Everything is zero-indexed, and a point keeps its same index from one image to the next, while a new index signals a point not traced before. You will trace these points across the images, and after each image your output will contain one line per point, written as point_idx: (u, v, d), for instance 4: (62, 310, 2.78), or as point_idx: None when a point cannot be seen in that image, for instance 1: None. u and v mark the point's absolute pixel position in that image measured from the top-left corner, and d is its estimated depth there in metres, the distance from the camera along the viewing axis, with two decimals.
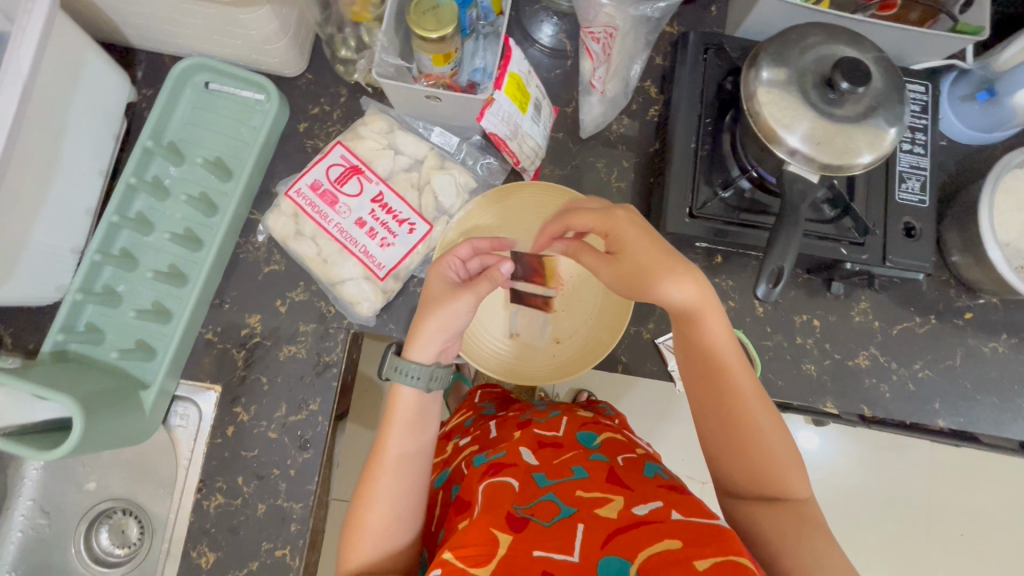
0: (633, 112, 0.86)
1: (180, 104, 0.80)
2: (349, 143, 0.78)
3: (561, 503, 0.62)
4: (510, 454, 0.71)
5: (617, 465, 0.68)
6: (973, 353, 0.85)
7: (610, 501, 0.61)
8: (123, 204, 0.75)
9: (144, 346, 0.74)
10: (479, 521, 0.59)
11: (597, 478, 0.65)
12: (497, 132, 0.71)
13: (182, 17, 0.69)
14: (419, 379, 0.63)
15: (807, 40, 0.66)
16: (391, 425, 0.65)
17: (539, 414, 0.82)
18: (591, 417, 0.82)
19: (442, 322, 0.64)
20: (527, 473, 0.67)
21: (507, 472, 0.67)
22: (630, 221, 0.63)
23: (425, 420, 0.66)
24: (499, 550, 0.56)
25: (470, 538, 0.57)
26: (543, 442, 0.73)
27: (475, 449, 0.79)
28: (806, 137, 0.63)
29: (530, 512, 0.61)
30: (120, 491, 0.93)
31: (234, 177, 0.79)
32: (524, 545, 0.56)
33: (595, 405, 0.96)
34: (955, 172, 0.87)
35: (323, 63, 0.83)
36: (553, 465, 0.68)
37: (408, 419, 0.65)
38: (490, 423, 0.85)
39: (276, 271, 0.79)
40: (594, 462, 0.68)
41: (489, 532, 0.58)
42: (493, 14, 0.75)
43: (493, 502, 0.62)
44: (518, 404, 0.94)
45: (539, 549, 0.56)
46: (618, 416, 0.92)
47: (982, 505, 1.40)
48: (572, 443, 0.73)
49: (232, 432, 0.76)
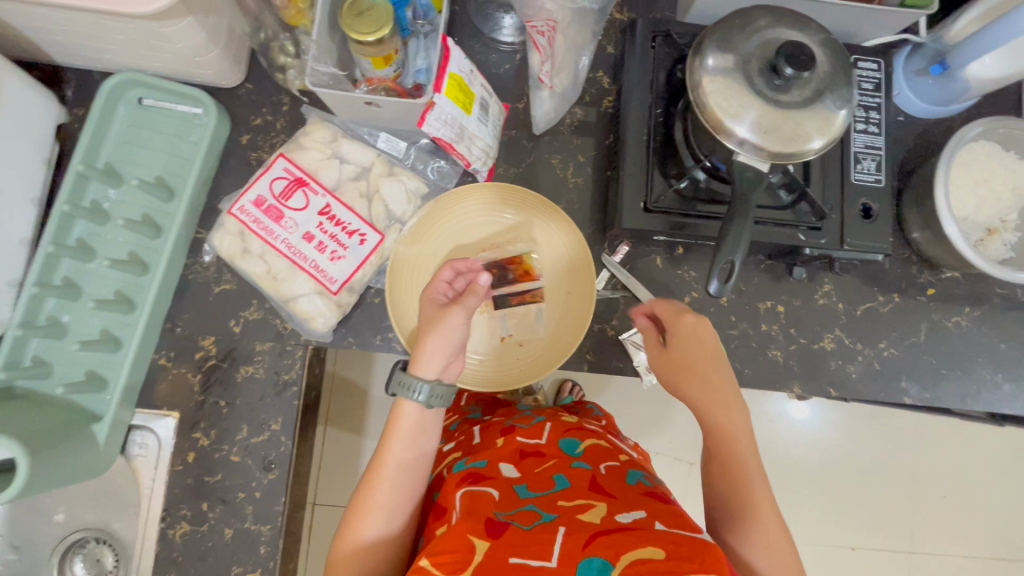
0: (587, 104, 0.84)
1: (113, 122, 0.76)
2: (292, 154, 0.75)
3: (542, 511, 0.61)
4: (490, 466, 0.70)
5: (600, 473, 0.67)
6: (937, 328, 0.85)
7: (593, 506, 0.60)
8: (60, 232, 0.72)
9: (95, 377, 0.72)
10: (457, 528, 0.59)
11: (578, 487, 0.64)
12: (442, 136, 0.69)
13: (102, 33, 0.66)
14: (422, 395, 0.64)
15: (752, 24, 0.64)
16: (392, 436, 0.65)
17: (523, 420, 0.81)
18: (574, 422, 0.82)
19: (437, 339, 0.64)
20: (508, 486, 0.67)
21: (487, 483, 0.66)
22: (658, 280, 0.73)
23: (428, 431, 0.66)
24: (475, 557, 0.55)
25: (447, 545, 0.57)
26: (525, 452, 0.73)
27: (458, 455, 0.77)
28: (754, 125, 0.61)
29: (511, 518, 0.60)
30: (91, 520, 0.92)
31: (177, 196, 0.77)
32: (501, 551, 0.55)
33: (582, 407, 0.98)
34: (914, 147, 0.86)
35: (262, 71, 0.79)
36: (534, 476, 0.68)
37: (410, 432, 0.65)
38: (474, 427, 0.84)
39: (227, 290, 0.77)
40: (575, 470, 0.68)
41: (467, 539, 0.57)
42: (433, 12, 0.73)
43: (472, 509, 0.62)
44: (506, 406, 0.93)
45: (515, 555, 0.54)
46: (605, 417, 0.94)
47: (960, 468, 1.43)
48: (554, 451, 0.72)
49: (194, 458, 0.74)
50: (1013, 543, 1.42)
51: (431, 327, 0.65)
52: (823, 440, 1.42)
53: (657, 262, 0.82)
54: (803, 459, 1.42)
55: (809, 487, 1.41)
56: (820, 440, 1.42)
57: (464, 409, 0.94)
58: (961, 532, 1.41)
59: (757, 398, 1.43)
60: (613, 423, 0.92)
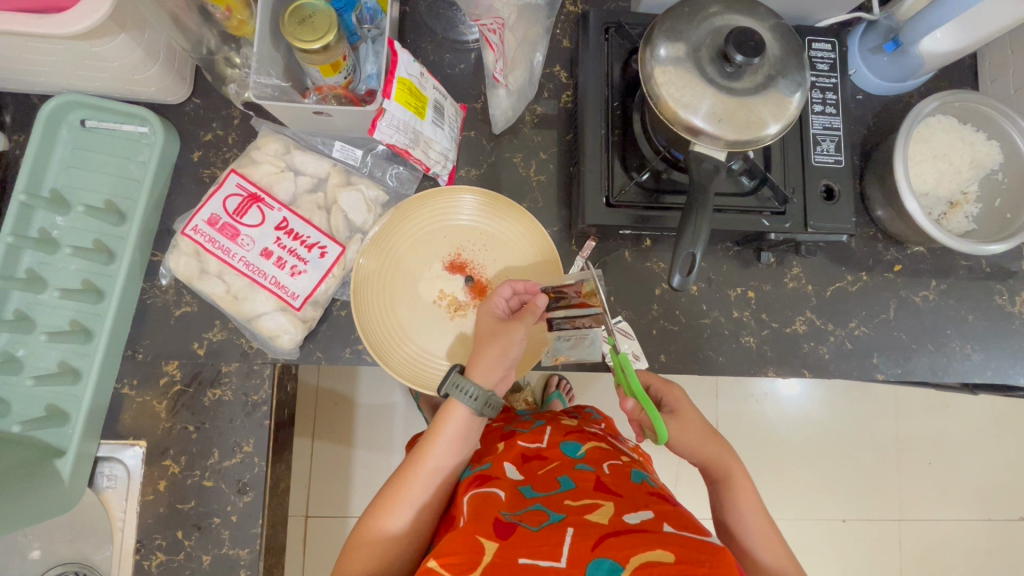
0: (545, 101, 0.83)
1: (56, 147, 0.74)
2: (244, 169, 0.73)
3: (549, 511, 0.60)
4: (495, 467, 0.70)
5: (604, 473, 0.66)
6: (905, 304, 0.85)
7: (600, 507, 0.59)
8: (8, 264, 0.70)
9: (55, 412, 0.70)
10: (465, 529, 0.59)
11: (584, 488, 0.63)
12: (396, 142, 0.67)
13: (33, 56, 0.63)
14: (474, 400, 0.67)
15: (701, 11, 0.63)
16: (434, 440, 0.68)
17: (523, 425, 0.81)
18: (575, 426, 0.81)
19: (500, 349, 0.68)
20: (513, 486, 0.66)
21: (493, 484, 0.66)
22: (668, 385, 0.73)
23: (469, 436, 0.69)
24: (482, 558, 0.54)
25: (455, 546, 0.56)
26: (528, 456, 0.72)
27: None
28: (709, 114, 0.61)
29: (519, 518, 0.60)
30: (66, 554, 0.90)
31: (129, 219, 0.74)
32: (510, 551, 0.54)
33: (581, 411, 0.94)
34: (873, 125, 0.86)
35: (210, 85, 0.77)
36: (539, 477, 0.67)
37: (453, 437, 0.68)
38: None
39: (188, 313, 0.75)
40: (580, 472, 0.66)
41: (474, 541, 0.57)
42: (381, 14, 0.72)
43: (479, 511, 0.62)
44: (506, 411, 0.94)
45: (525, 555, 0.53)
46: (604, 420, 0.92)
47: (941, 436, 1.45)
48: (557, 454, 0.72)
49: (165, 486, 0.72)
50: (997, 505, 1.45)
51: (493, 339, 0.69)
52: (809, 417, 1.44)
53: (625, 255, 0.82)
54: (792, 438, 1.43)
55: (798, 464, 1.42)
56: (807, 417, 1.43)
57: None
58: (948, 498, 1.44)
59: (742, 381, 1.44)
60: (612, 428, 0.89)
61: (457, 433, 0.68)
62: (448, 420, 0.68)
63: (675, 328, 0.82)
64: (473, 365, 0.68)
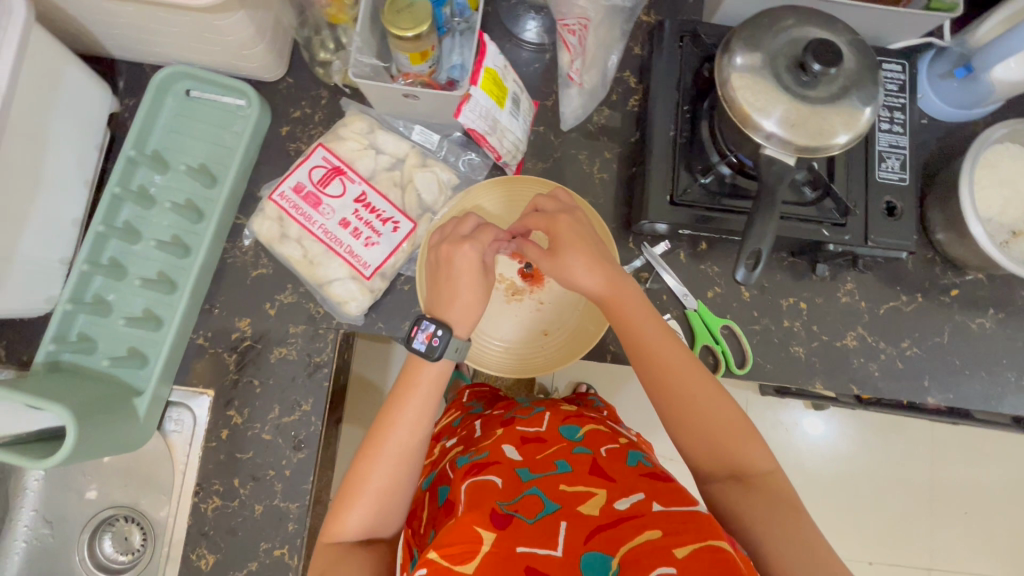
0: (614, 103, 0.86)
1: (161, 112, 0.80)
2: (330, 144, 0.79)
3: (545, 499, 0.61)
4: (493, 453, 0.69)
5: (601, 456, 0.67)
6: (960, 329, 0.85)
7: (592, 496, 0.61)
8: (109, 215, 0.76)
9: (136, 354, 0.75)
10: (464, 518, 0.58)
11: (579, 472, 0.65)
12: (476, 127, 0.72)
13: (159, 27, 0.70)
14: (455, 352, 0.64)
15: (779, 23, 0.66)
16: (409, 389, 0.65)
17: (523, 411, 0.80)
18: (573, 410, 0.81)
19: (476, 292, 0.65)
20: (511, 470, 0.66)
21: (491, 470, 0.66)
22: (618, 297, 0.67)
23: (429, 408, 0.65)
24: (482, 547, 0.55)
25: (454, 536, 0.56)
26: (526, 438, 0.72)
27: (460, 449, 0.79)
28: (781, 120, 0.63)
29: (514, 509, 0.60)
30: (121, 498, 0.95)
31: (218, 182, 0.80)
32: (508, 542, 0.56)
33: (584, 399, 0.98)
34: (937, 149, 0.87)
35: (303, 66, 0.83)
36: (536, 460, 0.68)
37: (426, 383, 0.65)
38: (475, 422, 0.85)
39: (264, 274, 0.80)
40: (578, 456, 0.67)
41: (473, 530, 0.57)
42: (469, 10, 0.76)
43: (476, 499, 0.61)
44: (505, 400, 0.95)
45: (522, 545, 0.56)
46: (607, 407, 0.96)
47: (981, 480, 1.40)
48: (556, 437, 0.72)
49: (227, 435, 0.76)
50: None
51: (465, 277, 0.65)
52: (838, 452, 1.41)
53: (681, 257, 0.84)
54: (821, 468, 1.41)
55: (826, 495, 1.39)
56: (838, 449, 1.41)
57: (466, 404, 0.94)
58: (985, 546, 1.39)
59: (773, 406, 1.42)
60: (615, 416, 0.92)
61: (417, 407, 0.65)
62: (419, 376, 0.65)
63: (724, 331, 0.84)
64: (439, 305, 0.65)
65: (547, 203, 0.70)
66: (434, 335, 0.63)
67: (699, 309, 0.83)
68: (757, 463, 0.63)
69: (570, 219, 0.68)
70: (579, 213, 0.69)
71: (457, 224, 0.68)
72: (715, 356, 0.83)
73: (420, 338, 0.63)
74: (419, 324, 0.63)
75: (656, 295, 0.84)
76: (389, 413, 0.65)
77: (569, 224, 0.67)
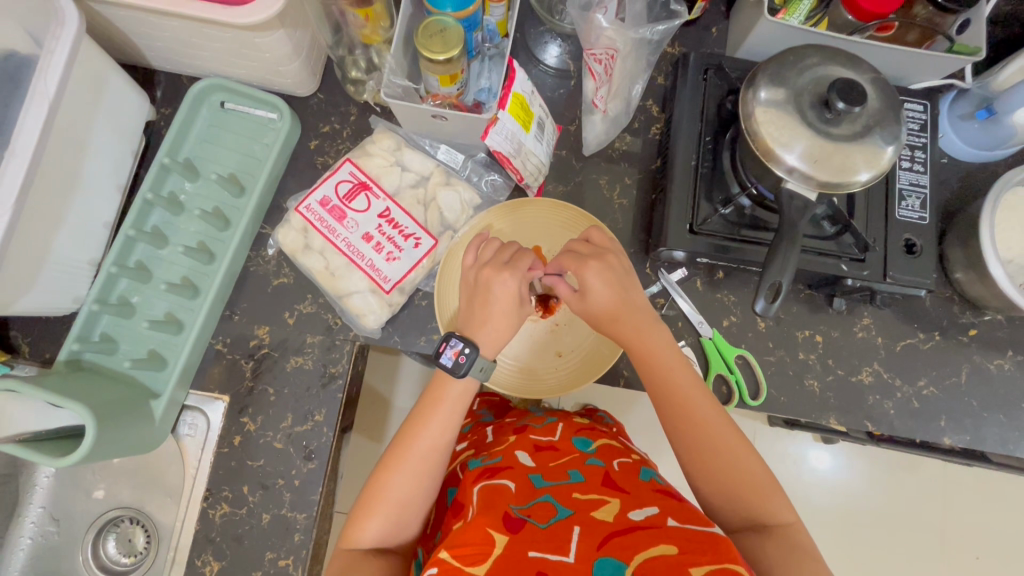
0: (636, 130, 0.88)
1: (196, 122, 0.82)
2: (358, 160, 0.81)
3: (558, 505, 0.60)
4: (506, 458, 0.70)
5: (613, 469, 0.67)
6: (978, 371, 0.84)
7: (606, 503, 0.60)
8: (138, 219, 0.78)
9: (155, 356, 0.76)
10: (476, 520, 0.58)
11: (592, 482, 0.64)
12: (502, 149, 0.74)
13: (201, 41, 0.72)
14: (481, 370, 0.65)
15: (805, 61, 0.67)
16: (437, 403, 0.66)
17: (536, 420, 0.81)
18: (586, 423, 0.82)
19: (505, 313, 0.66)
20: (524, 476, 0.66)
21: (504, 475, 0.66)
22: (644, 339, 0.68)
23: (454, 423, 0.66)
24: (494, 550, 0.54)
25: (467, 537, 0.56)
26: (540, 446, 0.72)
27: (471, 452, 0.80)
28: (804, 155, 0.64)
29: (528, 513, 0.59)
30: (128, 500, 0.95)
31: (246, 192, 0.82)
32: (520, 545, 0.55)
33: (592, 414, 0.98)
34: (957, 188, 0.87)
35: (335, 84, 0.85)
36: (550, 468, 0.68)
37: (455, 400, 0.66)
38: (486, 427, 0.86)
39: (285, 283, 0.81)
40: (590, 466, 0.67)
41: (486, 532, 0.56)
42: (499, 36, 0.77)
43: (490, 502, 0.61)
44: (516, 410, 0.97)
45: (534, 549, 0.54)
46: (616, 424, 0.95)
47: (995, 526, 1.36)
48: (569, 447, 0.72)
49: (239, 442, 0.77)
50: None
51: (498, 304, 0.65)
52: (845, 490, 1.38)
53: (697, 284, 0.84)
54: (827, 506, 1.38)
55: (833, 535, 1.36)
56: (844, 488, 1.39)
57: (476, 412, 0.97)
58: None
59: (782, 438, 1.40)
60: (623, 430, 0.92)
61: (442, 421, 0.65)
62: (444, 394, 0.65)
63: (739, 361, 0.83)
64: (471, 324, 0.66)
65: (580, 246, 0.71)
66: (461, 353, 0.64)
67: (714, 337, 0.83)
68: (772, 511, 0.61)
69: (600, 262, 0.68)
70: (612, 257, 0.70)
71: (502, 251, 0.69)
72: (728, 386, 0.82)
73: (447, 354, 0.64)
74: (448, 340, 0.64)
75: (672, 322, 0.84)
76: (415, 424, 0.65)
77: (599, 269, 0.68)
